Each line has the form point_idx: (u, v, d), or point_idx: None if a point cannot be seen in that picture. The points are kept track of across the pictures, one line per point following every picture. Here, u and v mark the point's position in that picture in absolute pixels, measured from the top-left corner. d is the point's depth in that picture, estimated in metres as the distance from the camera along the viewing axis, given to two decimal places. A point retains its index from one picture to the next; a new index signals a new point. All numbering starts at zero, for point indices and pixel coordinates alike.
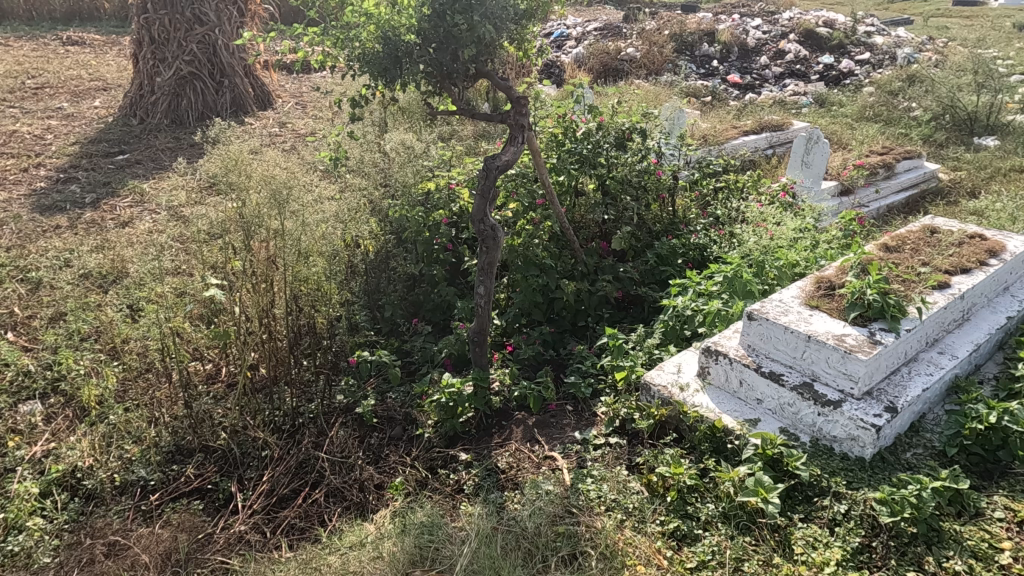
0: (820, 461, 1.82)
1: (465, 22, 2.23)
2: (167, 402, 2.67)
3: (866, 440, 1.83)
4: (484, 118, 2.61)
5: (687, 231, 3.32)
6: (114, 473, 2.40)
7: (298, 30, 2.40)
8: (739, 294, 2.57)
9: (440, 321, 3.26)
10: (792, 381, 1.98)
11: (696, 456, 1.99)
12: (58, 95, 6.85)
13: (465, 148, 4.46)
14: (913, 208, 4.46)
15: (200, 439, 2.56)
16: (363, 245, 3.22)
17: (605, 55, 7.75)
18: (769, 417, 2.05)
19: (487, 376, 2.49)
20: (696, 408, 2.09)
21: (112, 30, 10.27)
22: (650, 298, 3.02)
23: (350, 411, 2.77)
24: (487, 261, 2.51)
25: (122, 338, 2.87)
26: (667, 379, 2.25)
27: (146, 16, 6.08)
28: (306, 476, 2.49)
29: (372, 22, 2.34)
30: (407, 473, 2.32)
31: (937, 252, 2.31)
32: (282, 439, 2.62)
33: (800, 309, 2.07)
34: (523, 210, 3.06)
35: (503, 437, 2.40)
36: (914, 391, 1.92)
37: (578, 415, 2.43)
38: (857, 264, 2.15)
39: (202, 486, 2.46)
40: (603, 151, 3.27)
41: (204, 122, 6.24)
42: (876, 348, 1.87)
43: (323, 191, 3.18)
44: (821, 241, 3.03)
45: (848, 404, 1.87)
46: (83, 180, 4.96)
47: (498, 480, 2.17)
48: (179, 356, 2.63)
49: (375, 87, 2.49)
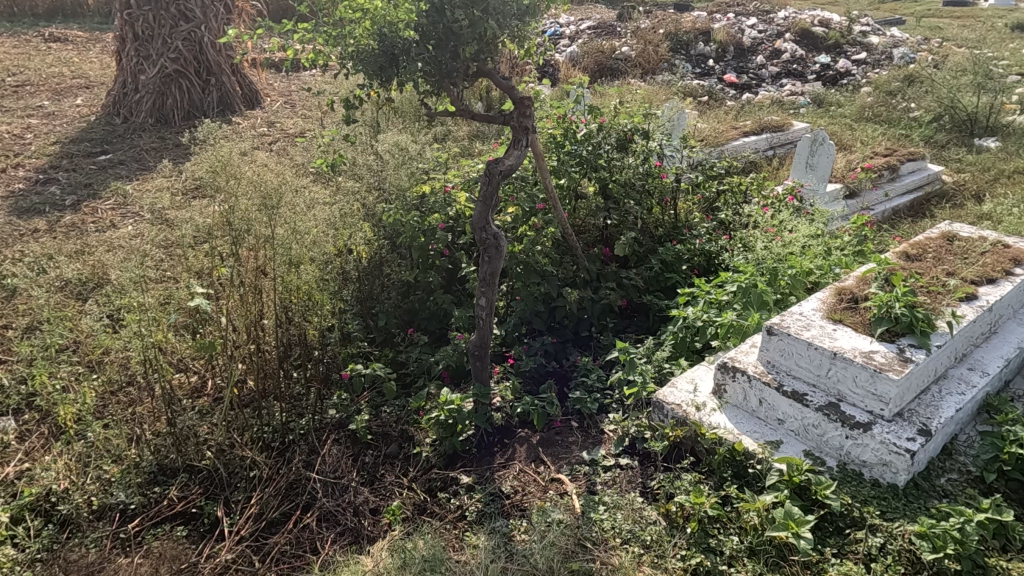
0: (850, 488, 1.71)
1: (466, 18, 2.10)
2: (149, 417, 2.53)
3: (899, 465, 1.72)
4: (484, 120, 2.49)
5: (692, 235, 3.20)
6: (92, 497, 2.25)
7: (287, 26, 2.23)
8: (753, 306, 2.45)
9: (436, 330, 3.15)
10: (817, 401, 1.87)
11: (716, 482, 1.87)
12: (39, 92, 6.66)
13: (460, 148, 4.38)
14: (919, 210, 4.39)
15: (184, 458, 2.43)
16: (356, 251, 3.07)
17: (599, 54, 7.65)
18: (791, 439, 1.94)
19: (488, 392, 2.35)
20: (714, 429, 1.98)
21: (96, 25, 10.07)
22: (655, 307, 2.89)
23: (343, 427, 2.65)
24: (489, 270, 2.38)
25: (101, 350, 2.73)
26: (681, 397, 2.14)
27: (129, 12, 5.88)
28: (297, 498, 2.37)
29: (366, 18, 2.17)
30: (405, 496, 2.18)
31: (961, 261, 2.20)
32: (272, 458, 2.49)
33: (823, 324, 1.95)
34: (523, 214, 2.94)
35: (506, 457, 2.27)
36: (948, 412, 1.81)
37: (584, 432, 2.31)
38: (881, 275, 2.03)
39: (186, 510, 2.33)
40: (603, 153, 3.14)
41: (191, 121, 6.06)
42: (908, 366, 1.75)
43: (315, 196, 3.08)
44: (833, 247, 2.93)
45: (879, 427, 1.76)
46: (63, 181, 4.78)
47: (503, 506, 2.04)
48: (162, 369, 2.49)
49: (369, 87, 2.34)
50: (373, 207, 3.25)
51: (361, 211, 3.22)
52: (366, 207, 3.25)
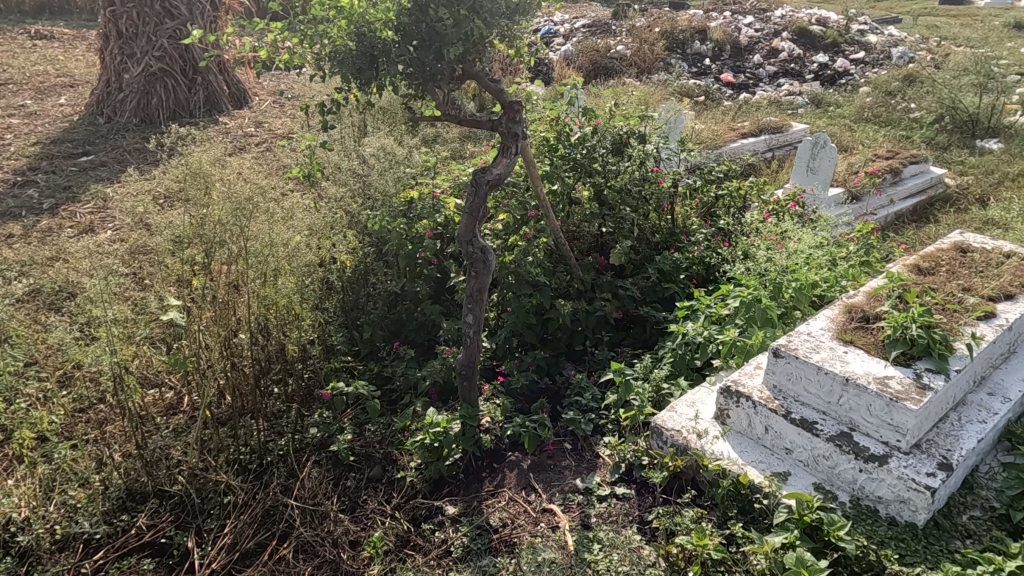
0: (865, 528, 1.60)
1: (451, 17, 1.96)
2: (120, 437, 2.38)
3: (919, 504, 1.60)
4: (472, 124, 2.34)
5: (690, 242, 3.04)
6: (54, 525, 2.09)
7: (258, 25, 2.07)
8: (757, 321, 2.33)
9: (424, 343, 3.02)
10: (828, 430, 1.75)
11: (720, 519, 1.75)
12: (21, 91, 6.48)
13: (450, 150, 4.25)
14: (922, 215, 4.27)
15: (155, 482, 2.27)
16: (340, 260, 2.92)
17: (594, 53, 7.52)
18: (799, 470, 1.82)
19: (476, 414, 2.23)
20: (717, 460, 1.86)
21: (83, 23, 9.88)
22: (653, 319, 2.76)
23: (325, 447, 2.51)
24: (476, 285, 2.24)
25: (72, 364, 2.59)
26: (681, 423, 2.02)
27: (113, 8, 5.71)
28: (273, 526, 2.23)
29: (342, 17, 2.02)
30: (387, 527, 2.03)
31: (977, 276, 2.08)
32: (248, 482, 2.35)
33: (833, 345, 1.83)
34: (515, 223, 2.82)
35: (495, 483, 2.14)
36: (970, 443, 1.69)
37: (578, 456, 2.19)
38: (894, 292, 1.91)
39: (155, 539, 2.20)
40: (598, 157, 3.00)
41: (177, 121, 5.90)
42: (926, 394, 1.62)
43: (296, 204, 2.94)
44: (839, 257, 2.81)
45: (895, 461, 1.64)
46: (41, 184, 4.62)
47: (491, 541, 1.92)
48: (131, 387, 2.34)
49: (349, 90, 2.19)
50: (358, 215, 3.09)
51: (345, 218, 3.06)
52: (350, 214, 3.08)
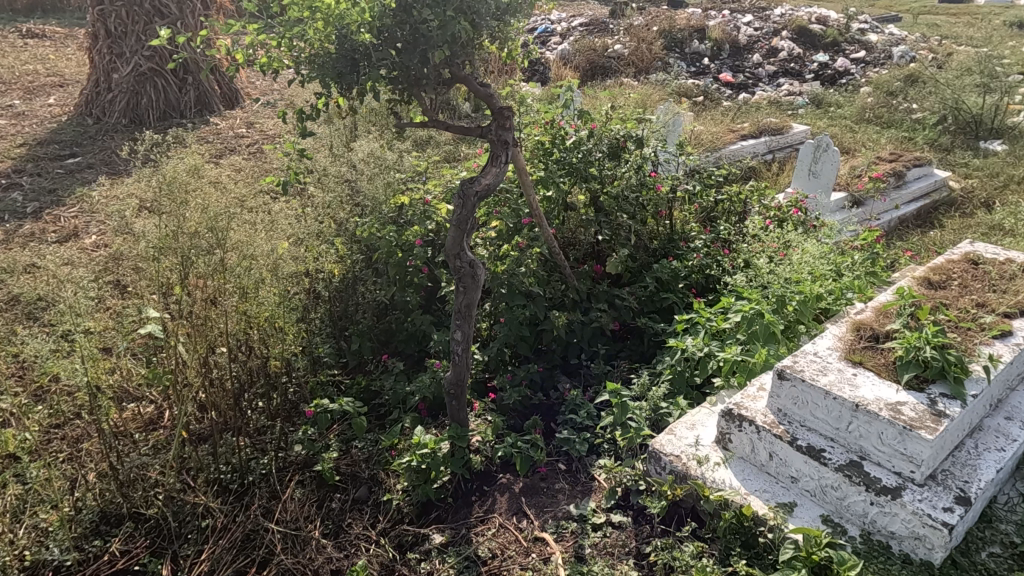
0: (878, 566, 1.51)
1: (435, 18, 1.85)
2: (96, 456, 2.25)
3: (935, 541, 1.50)
4: (460, 131, 2.23)
5: (689, 249, 2.92)
6: (23, 551, 1.94)
7: (232, 27, 1.95)
8: (760, 337, 2.22)
9: (414, 354, 2.91)
10: (836, 459, 1.65)
11: (724, 554, 1.66)
12: (9, 91, 6.36)
13: (443, 153, 4.14)
14: (926, 220, 4.18)
15: (130, 505, 2.13)
16: (327, 270, 2.81)
17: (591, 52, 7.42)
18: (806, 501, 1.73)
19: (466, 434, 2.12)
20: (718, 489, 1.76)
21: (74, 22, 9.73)
22: (651, 331, 2.66)
23: (309, 467, 2.39)
24: (464, 301, 2.14)
25: (47, 377, 2.48)
26: (681, 447, 1.92)
27: (101, 7, 5.59)
28: (253, 552, 2.11)
29: (319, 18, 1.89)
30: (370, 555, 1.92)
31: (989, 290, 1.98)
32: (228, 503, 2.22)
33: (841, 367, 1.73)
34: (508, 232, 2.70)
35: (485, 508, 2.04)
36: (988, 474, 1.59)
37: (572, 479, 2.09)
38: (906, 310, 1.81)
39: (129, 567, 2.06)
40: (594, 161, 2.89)
41: (167, 122, 5.78)
42: (942, 422, 1.52)
43: (281, 212, 2.83)
44: (843, 266, 2.71)
45: (909, 494, 1.54)
46: (26, 186, 4.51)
47: (479, 572, 1.82)
48: (106, 405, 2.21)
49: (330, 95, 2.08)
50: (345, 223, 2.98)
51: (332, 227, 2.95)
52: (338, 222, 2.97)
